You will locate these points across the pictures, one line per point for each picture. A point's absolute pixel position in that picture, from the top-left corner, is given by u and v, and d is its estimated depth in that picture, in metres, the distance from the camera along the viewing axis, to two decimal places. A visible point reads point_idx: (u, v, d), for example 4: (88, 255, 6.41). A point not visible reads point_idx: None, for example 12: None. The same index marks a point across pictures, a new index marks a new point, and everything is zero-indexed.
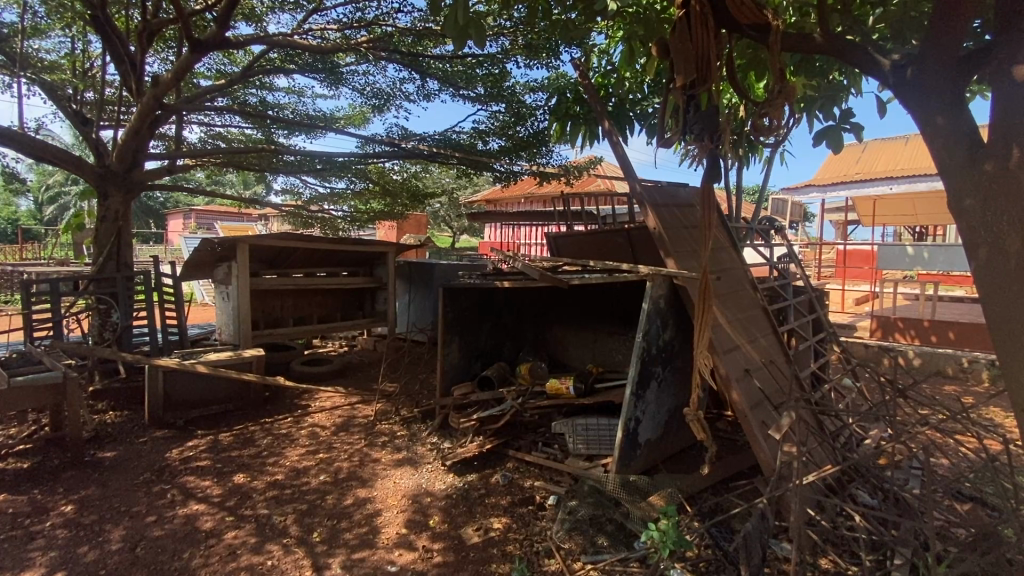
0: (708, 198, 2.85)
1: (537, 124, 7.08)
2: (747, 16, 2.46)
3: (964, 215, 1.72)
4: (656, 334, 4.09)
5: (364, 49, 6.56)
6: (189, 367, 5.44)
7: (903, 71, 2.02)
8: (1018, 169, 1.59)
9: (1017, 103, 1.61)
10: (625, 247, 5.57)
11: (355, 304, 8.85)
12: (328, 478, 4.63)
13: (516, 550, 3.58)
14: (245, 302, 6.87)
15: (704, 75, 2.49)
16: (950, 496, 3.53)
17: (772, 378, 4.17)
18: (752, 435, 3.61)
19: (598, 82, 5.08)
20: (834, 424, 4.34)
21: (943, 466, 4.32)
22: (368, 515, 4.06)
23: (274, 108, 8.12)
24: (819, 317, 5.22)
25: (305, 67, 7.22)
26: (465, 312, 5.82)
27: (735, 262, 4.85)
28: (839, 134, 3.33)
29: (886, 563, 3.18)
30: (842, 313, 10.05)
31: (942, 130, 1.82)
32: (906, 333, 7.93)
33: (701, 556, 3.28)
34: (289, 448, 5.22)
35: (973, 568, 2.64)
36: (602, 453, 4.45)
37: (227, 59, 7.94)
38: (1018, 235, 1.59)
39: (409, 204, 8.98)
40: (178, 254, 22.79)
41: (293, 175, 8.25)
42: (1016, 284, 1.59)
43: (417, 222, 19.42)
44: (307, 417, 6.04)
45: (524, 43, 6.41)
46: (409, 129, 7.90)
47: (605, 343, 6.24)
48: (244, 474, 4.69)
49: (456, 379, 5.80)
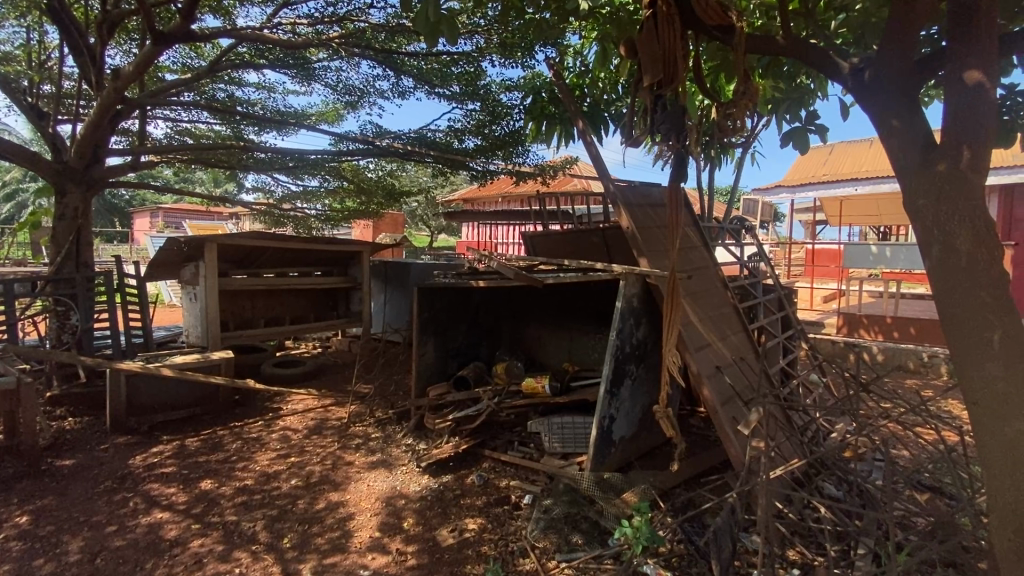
0: (677, 196, 2.88)
1: (513, 123, 7.05)
2: (711, 17, 2.47)
3: (916, 215, 1.74)
4: (629, 333, 4.13)
5: (335, 44, 6.44)
6: (152, 371, 5.25)
7: (859, 73, 2.07)
8: (968, 171, 1.63)
9: (968, 107, 1.66)
10: (600, 246, 5.61)
11: (328, 305, 8.70)
12: (299, 482, 4.53)
13: (490, 550, 3.56)
14: (213, 303, 6.68)
15: (671, 74, 2.51)
16: (910, 487, 3.65)
17: (742, 375, 4.25)
18: (723, 431, 3.66)
19: (573, 82, 5.09)
20: (801, 419, 4.45)
21: (903, 458, 4.47)
22: (340, 519, 3.99)
23: (243, 103, 7.89)
24: (788, 314, 5.34)
25: (275, 62, 7.05)
26: (440, 312, 5.77)
27: (705, 261, 4.91)
28: (805, 135, 3.41)
29: (850, 553, 3.27)
30: (810, 310, 10.31)
31: (898, 133, 1.84)
32: (870, 329, 8.17)
33: (674, 551, 3.31)
34: (259, 453, 5.09)
35: (930, 556, 2.73)
36: (578, 451, 4.47)
37: (194, 52, 7.66)
38: (968, 233, 1.61)
39: (384, 203, 8.84)
40: (142, 254, 22.10)
41: (263, 173, 8.06)
42: (966, 282, 1.61)
43: (393, 221, 19.18)
44: (278, 421, 5.89)
45: (499, 42, 6.38)
46: (383, 127, 7.76)
47: (581, 341, 6.28)
48: (211, 480, 4.55)
49: (432, 380, 5.74)
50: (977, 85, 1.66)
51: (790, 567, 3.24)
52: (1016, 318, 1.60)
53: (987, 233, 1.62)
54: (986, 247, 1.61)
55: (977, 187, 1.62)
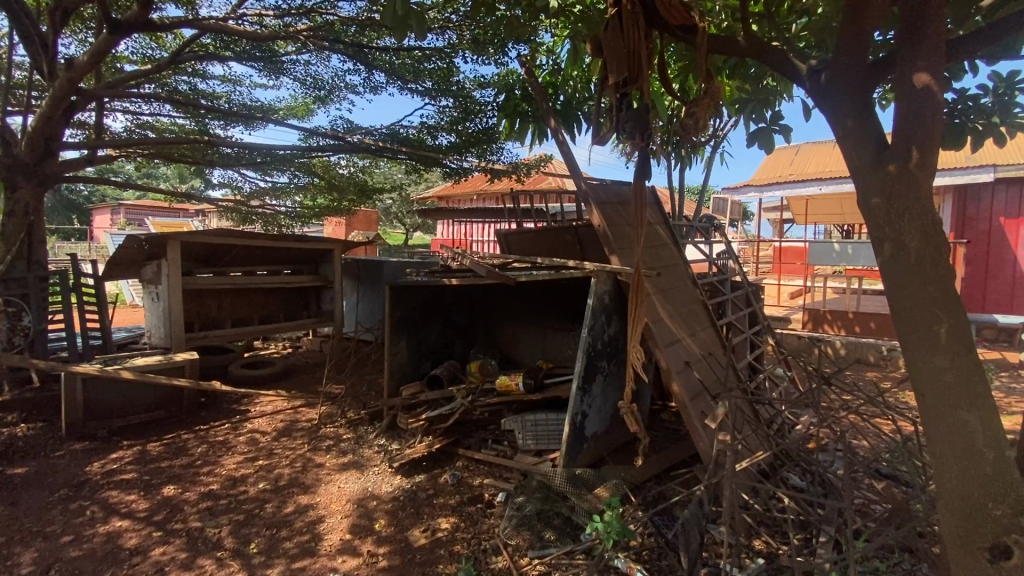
0: (643, 194, 2.92)
1: (487, 120, 7.02)
2: (675, 16, 2.50)
3: (869, 214, 1.79)
4: (601, 330, 4.17)
5: (303, 37, 6.28)
6: (111, 374, 5.05)
7: (816, 75, 2.13)
8: (916, 171, 1.68)
9: (917, 110, 1.72)
10: (573, 243, 5.64)
11: (299, 304, 8.52)
12: (267, 486, 4.43)
13: (463, 549, 3.55)
14: (177, 303, 6.46)
15: (636, 73, 2.55)
16: (868, 475, 3.80)
17: (711, 370, 4.33)
18: (692, 425, 3.73)
19: (546, 80, 5.09)
20: (768, 413, 4.56)
21: (862, 448, 4.63)
22: (309, 523, 3.91)
23: (207, 96, 7.61)
24: (755, 310, 5.47)
25: (241, 54, 6.84)
26: (413, 311, 5.71)
27: (676, 259, 4.99)
28: (769, 135, 3.49)
29: (813, 541, 3.37)
30: (777, 306, 10.60)
31: (853, 133, 1.89)
32: (833, 324, 8.47)
33: (644, 545, 3.37)
34: (226, 457, 4.95)
35: (886, 542, 2.84)
36: (551, 448, 4.48)
37: (154, 42, 7.36)
38: (916, 232, 1.67)
39: (356, 200, 8.69)
40: (100, 251, 21.18)
41: (230, 168, 7.84)
42: (914, 278, 1.66)
43: (367, 218, 18.88)
44: (245, 423, 5.74)
45: (471, 39, 6.35)
46: (354, 122, 7.62)
47: (555, 339, 6.31)
48: (174, 486, 4.40)
49: (405, 379, 5.68)
50: (926, 87, 1.71)
51: (756, 557, 3.32)
52: (961, 313, 1.65)
53: (934, 231, 1.67)
54: (934, 244, 1.66)
55: (925, 187, 1.68)
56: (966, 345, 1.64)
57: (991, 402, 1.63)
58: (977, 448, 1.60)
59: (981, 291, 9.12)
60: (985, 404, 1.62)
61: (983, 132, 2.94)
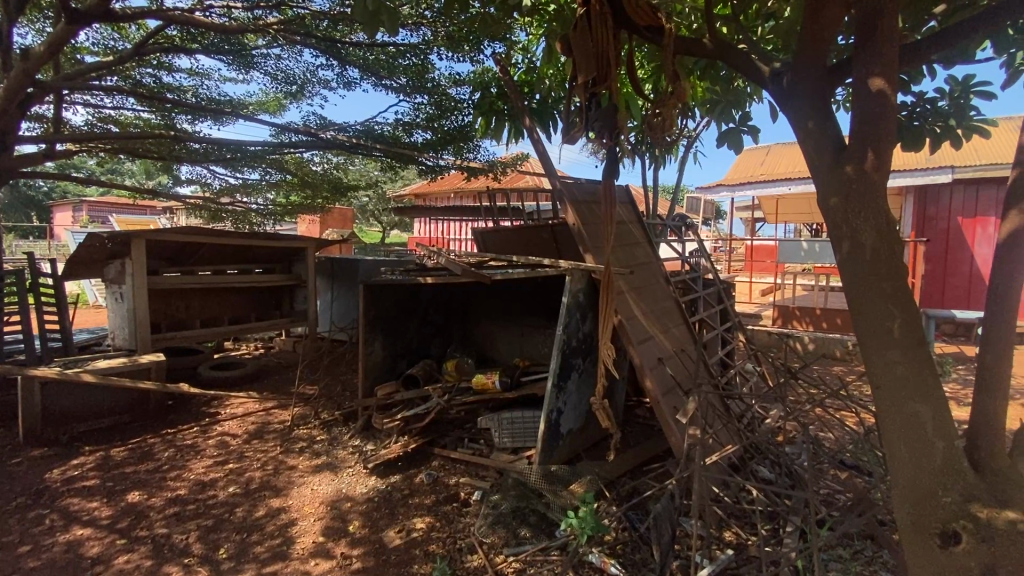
0: (612, 192, 3.02)
1: (463, 118, 6.98)
2: (642, 17, 2.53)
3: (828, 213, 1.84)
4: (576, 327, 4.20)
5: (273, 31, 6.13)
6: (72, 377, 4.87)
7: (778, 78, 2.18)
8: (871, 172, 1.74)
9: (872, 114, 1.77)
10: (549, 242, 5.67)
11: (271, 304, 8.34)
12: (238, 490, 4.33)
13: (438, 549, 3.54)
14: (142, 303, 6.25)
15: (605, 74, 2.58)
16: (833, 466, 3.92)
17: (683, 366, 4.41)
18: (664, 421, 3.79)
19: (522, 79, 5.09)
20: (739, 407, 4.66)
21: (828, 440, 4.77)
22: (281, 526, 3.84)
23: (173, 90, 7.35)
24: (726, 307, 5.60)
25: (209, 47, 6.65)
26: (387, 310, 5.65)
27: (649, 257, 5.06)
28: (738, 135, 3.57)
29: (780, 531, 3.47)
30: (749, 303, 10.86)
31: (813, 135, 1.94)
32: (802, 320, 8.72)
33: (618, 539, 3.41)
34: (194, 461, 4.82)
35: (848, 530, 2.94)
36: (527, 446, 4.49)
37: (116, 32, 7.08)
38: (872, 231, 1.72)
39: (330, 197, 8.55)
40: (62, 250, 20.39)
41: (198, 164, 7.62)
42: (869, 275, 1.72)
43: (341, 216, 18.58)
44: (215, 426, 5.60)
45: (446, 36, 6.30)
46: (327, 118, 7.49)
47: (531, 337, 6.33)
48: (140, 492, 4.27)
49: (380, 379, 5.62)
50: (880, 92, 1.77)
51: (726, 548, 3.40)
52: (913, 309, 1.72)
53: (889, 230, 1.73)
54: (888, 242, 1.72)
55: (880, 188, 1.74)
56: (918, 340, 1.70)
57: (941, 393, 1.70)
58: (928, 437, 1.67)
59: (940, 288, 9.52)
60: (935, 396, 1.69)
61: (941, 135, 3.06)
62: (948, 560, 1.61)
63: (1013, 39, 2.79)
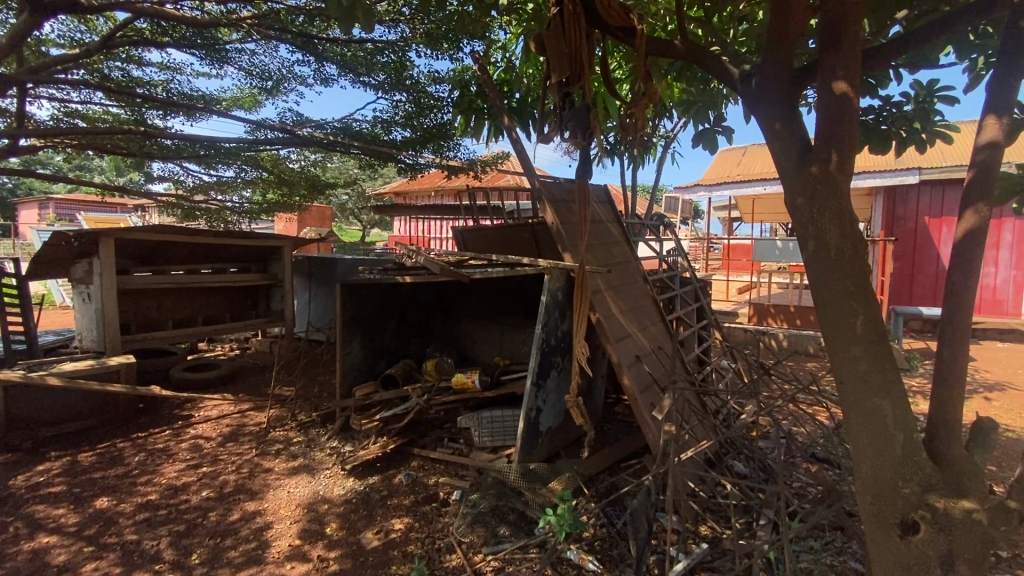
0: (586, 191, 3.08)
1: (442, 116, 6.93)
2: (614, 18, 2.55)
3: (795, 212, 1.88)
4: (554, 326, 4.23)
5: (247, 25, 5.99)
6: (36, 381, 4.70)
7: (747, 80, 2.22)
8: (835, 172, 1.78)
9: (835, 116, 1.82)
10: (529, 241, 5.68)
11: (247, 304, 8.18)
12: (211, 494, 4.24)
13: (417, 549, 3.52)
14: (111, 304, 6.07)
15: (577, 73, 2.60)
16: (805, 460, 4.02)
17: (660, 363, 4.46)
18: (641, 417, 3.83)
19: (501, 77, 5.08)
20: (715, 403, 4.74)
21: (801, 434, 4.89)
22: (256, 530, 3.78)
23: (143, 84, 7.14)
24: (702, 305, 5.68)
25: (180, 41, 6.48)
26: (366, 309, 5.60)
27: (627, 256, 5.11)
28: (712, 136, 3.63)
29: (753, 524, 3.54)
30: (726, 301, 11.05)
31: (779, 136, 1.98)
32: (777, 317, 8.90)
33: (596, 535, 3.45)
34: (166, 465, 4.71)
35: (818, 521, 3.03)
36: (506, 444, 4.50)
37: (83, 24, 6.84)
38: (836, 231, 1.76)
39: (308, 195, 8.41)
40: (27, 250, 19.74)
41: (170, 161, 7.43)
42: (834, 274, 1.76)
43: (320, 214, 18.29)
44: (188, 429, 5.47)
45: (424, 33, 6.26)
46: (304, 114, 7.37)
47: (511, 336, 6.32)
48: (108, 497, 4.15)
49: (358, 379, 5.56)
50: (842, 95, 1.82)
51: (702, 541, 3.46)
52: (875, 306, 1.77)
53: (852, 229, 1.77)
54: (851, 241, 1.76)
55: (843, 188, 1.78)
56: (879, 336, 1.75)
57: (901, 387, 1.76)
58: (889, 430, 1.72)
59: (907, 285, 9.85)
60: (895, 390, 1.74)
61: (906, 138, 3.17)
62: (907, 549, 1.66)
63: (974, 45, 2.88)
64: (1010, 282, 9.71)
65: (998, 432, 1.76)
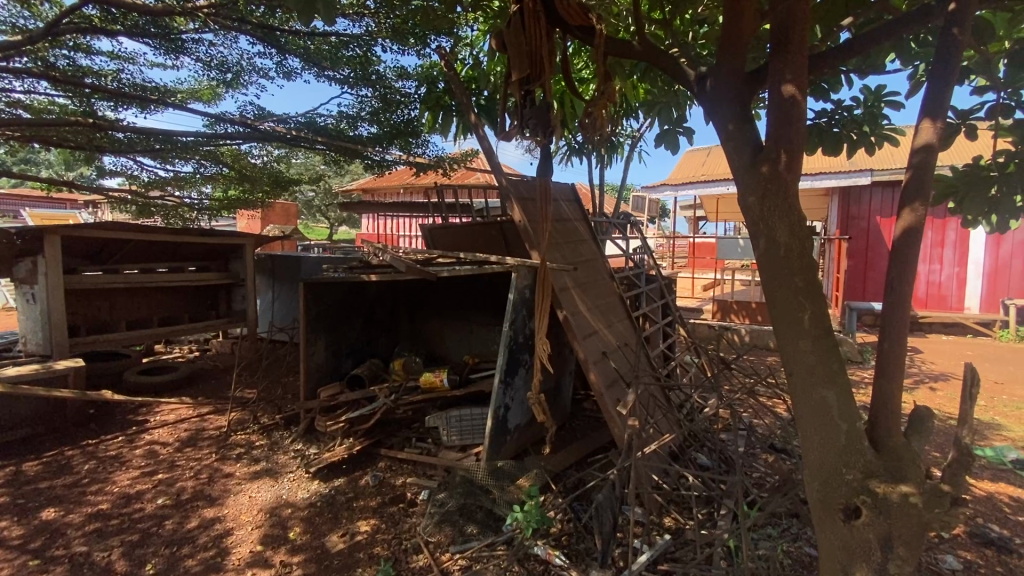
0: (548, 189, 3.10)
1: (410, 112, 6.86)
2: (573, 17, 2.57)
3: (747, 210, 1.94)
4: (522, 323, 4.24)
5: (204, 14, 5.72)
6: None
7: (702, 82, 2.27)
8: (784, 172, 1.84)
9: (784, 118, 1.88)
10: (497, 239, 5.67)
11: (206, 304, 7.90)
12: (167, 501, 4.08)
13: (383, 551, 3.49)
14: (57, 304, 5.76)
15: (537, 71, 2.63)
16: (764, 450, 4.16)
17: (626, 359, 4.53)
18: (608, 413, 3.88)
19: (468, 75, 5.06)
20: (680, 397, 4.85)
21: (760, 426, 5.05)
22: (215, 537, 3.66)
23: (92, 74, 6.78)
24: (667, 302, 5.81)
25: (132, 30, 6.19)
26: (330, 309, 5.49)
27: (594, 254, 5.17)
28: (675, 136, 3.71)
29: (715, 514, 3.64)
30: (691, 298, 11.32)
31: (733, 136, 2.04)
32: (739, 313, 9.17)
33: (563, 531, 3.49)
34: (119, 472, 4.50)
35: (774, 509, 3.14)
36: (475, 442, 4.49)
37: (25, 8, 6.44)
38: (784, 228, 1.83)
39: (271, 191, 8.17)
40: None
41: (123, 155, 7.09)
42: (783, 269, 1.82)
43: (284, 211, 17.78)
44: (143, 435, 5.25)
45: (390, 28, 6.16)
46: (266, 109, 7.15)
47: (479, 334, 6.30)
48: (55, 508, 3.95)
49: (324, 380, 5.45)
50: (791, 97, 1.88)
51: (665, 533, 3.54)
52: (822, 300, 1.84)
53: (801, 227, 1.84)
54: (799, 238, 1.83)
55: (792, 187, 1.84)
56: (825, 329, 1.82)
57: (846, 378, 1.83)
58: (834, 419, 1.80)
59: (861, 281, 10.32)
60: (840, 380, 1.82)
61: (857, 141, 3.31)
62: (851, 534, 1.73)
63: (916, 53, 3.03)
64: (954, 278, 10.29)
65: (933, 420, 1.86)
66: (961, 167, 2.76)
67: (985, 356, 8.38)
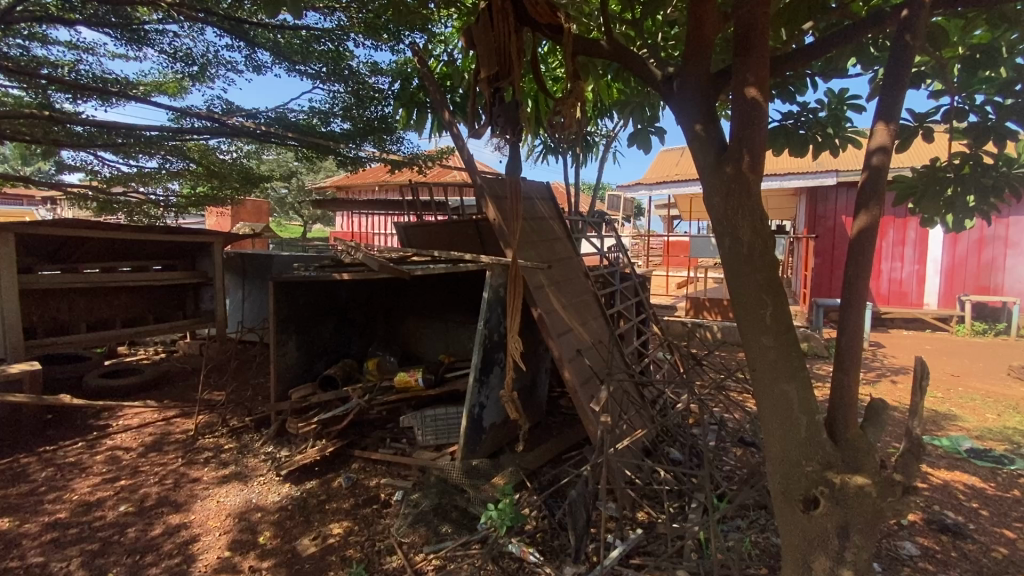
0: (519, 186, 3.11)
1: (384, 108, 6.77)
2: (542, 15, 2.58)
3: (712, 209, 1.98)
4: (496, 322, 4.24)
5: (167, 5, 5.54)
6: None
7: (670, 83, 2.30)
8: (747, 172, 1.88)
9: (746, 119, 1.92)
10: (473, 237, 5.65)
11: (172, 304, 7.66)
12: (130, 508, 3.94)
13: (356, 553, 3.44)
14: (10, 305, 5.49)
15: (506, 69, 2.63)
16: (733, 444, 4.25)
17: (600, 356, 4.56)
18: (582, 410, 3.91)
19: (442, 72, 5.03)
20: (653, 394, 4.92)
21: (731, 420, 5.15)
22: (180, 544, 3.55)
23: (48, 64, 6.48)
24: (641, 300, 5.88)
25: (91, 18, 5.95)
26: (302, 309, 5.39)
27: (568, 253, 5.20)
28: (646, 135, 3.73)
29: (686, 507, 3.71)
30: (665, 295, 11.50)
31: (700, 137, 2.07)
32: (712, 310, 9.34)
33: (538, 527, 3.50)
34: (78, 480, 4.33)
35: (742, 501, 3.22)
36: (450, 441, 4.46)
37: None
38: (748, 227, 1.87)
39: (240, 189, 7.96)
40: None
41: (83, 149, 6.81)
42: (745, 267, 1.86)
43: (256, 208, 17.37)
44: (105, 440, 5.06)
45: (362, 22, 6.06)
46: (234, 103, 6.97)
47: (454, 333, 6.27)
48: (8, 518, 3.77)
49: (295, 381, 5.35)
50: (753, 100, 1.92)
51: (637, 527, 3.59)
52: (784, 298, 1.89)
53: (763, 226, 1.88)
54: (761, 237, 1.87)
55: (755, 187, 1.89)
56: (786, 326, 1.87)
57: (806, 373, 1.89)
58: (795, 413, 1.85)
59: (827, 279, 10.64)
60: (800, 375, 1.87)
61: (821, 143, 3.40)
62: (809, 524, 1.80)
63: (876, 57, 3.13)
64: (914, 276, 10.67)
65: (889, 412, 1.93)
66: (919, 168, 2.86)
67: (942, 350, 8.75)
